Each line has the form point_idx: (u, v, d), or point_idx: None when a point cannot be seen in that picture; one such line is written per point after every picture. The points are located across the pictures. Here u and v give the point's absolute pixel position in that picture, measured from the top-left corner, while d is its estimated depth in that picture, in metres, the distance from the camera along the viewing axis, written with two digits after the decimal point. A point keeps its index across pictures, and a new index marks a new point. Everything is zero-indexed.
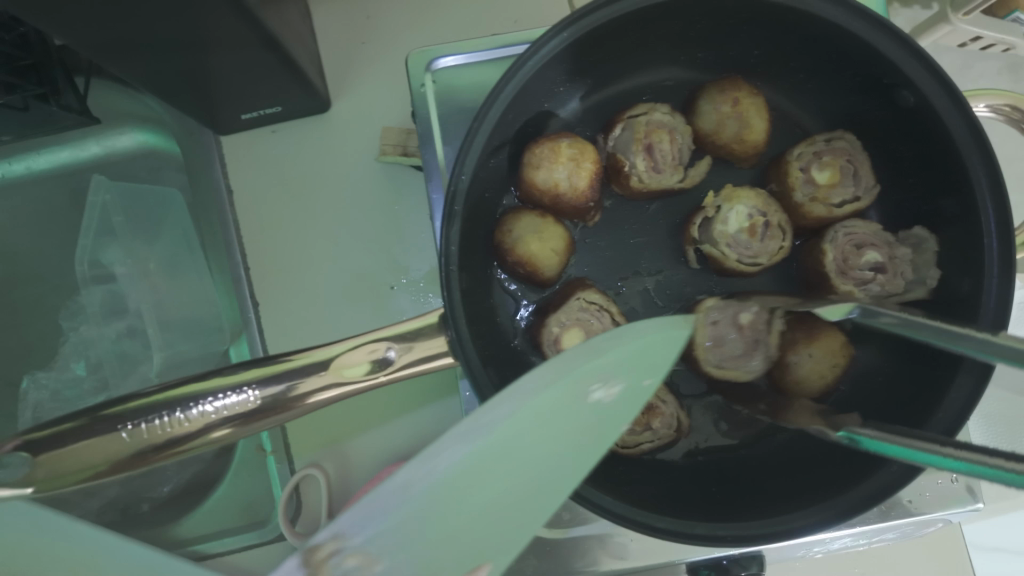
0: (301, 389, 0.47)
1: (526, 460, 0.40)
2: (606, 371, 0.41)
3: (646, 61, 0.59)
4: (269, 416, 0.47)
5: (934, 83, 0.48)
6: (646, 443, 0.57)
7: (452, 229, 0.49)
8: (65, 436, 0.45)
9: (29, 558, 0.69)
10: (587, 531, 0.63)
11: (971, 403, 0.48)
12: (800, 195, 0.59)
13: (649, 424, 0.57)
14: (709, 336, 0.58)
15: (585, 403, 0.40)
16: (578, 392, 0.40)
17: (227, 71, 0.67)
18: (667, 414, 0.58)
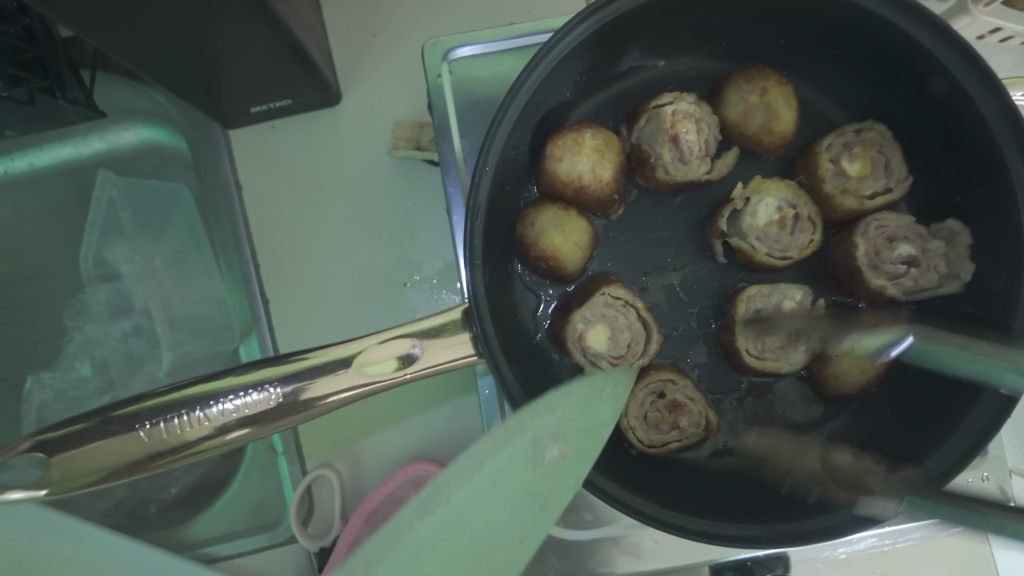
0: (322, 387, 0.46)
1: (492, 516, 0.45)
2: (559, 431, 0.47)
3: (669, 51, 0.57)
4: (290, 416, 0.45)
5: (969, 70, 0.46)
6: (673, 442, 0.57)
7: (476, 222, 0.48)
8: (80, 436, 0.44)
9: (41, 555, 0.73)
10: (608, 532, 0.62)
11: (1001, 410, 0.45)
12: (830, 186, 0.59)
13: (677, 423, 0.56)
14: (751, 326, 0.56)
15: (541, 463, 0.47)
16: (533, 455, 0.46)
17: (236, 64, 0.66)
18: (695, 412, 0.56)
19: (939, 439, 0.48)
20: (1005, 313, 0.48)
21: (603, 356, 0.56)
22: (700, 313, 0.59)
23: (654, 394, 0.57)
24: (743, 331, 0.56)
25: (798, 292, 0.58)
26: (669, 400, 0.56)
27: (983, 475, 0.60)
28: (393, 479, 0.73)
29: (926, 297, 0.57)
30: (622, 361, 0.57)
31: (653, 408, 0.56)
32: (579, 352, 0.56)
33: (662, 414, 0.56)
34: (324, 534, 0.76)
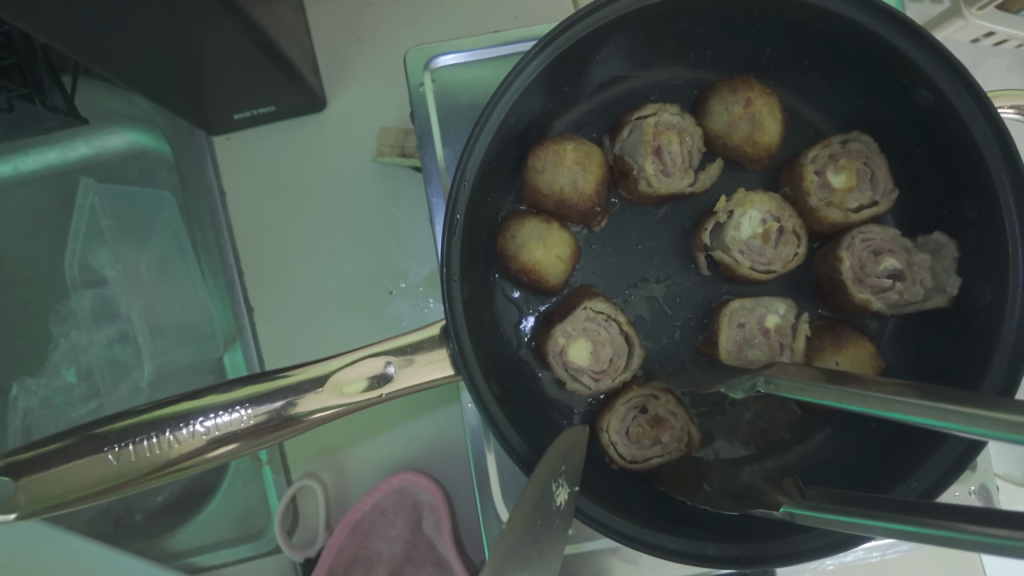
0: (298, 407, 0.45)
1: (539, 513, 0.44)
2: (564, 477, 0.46)
3: (652, 61, 0.56)
4: (263, 437, 0.44)
5: (954, 82, 0.46)
6: (655, 457, 0.55)
7: (453, 238, 0.47)
8: (48, 457, 0.43)
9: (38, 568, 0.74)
10: (598, 546, 0.61)
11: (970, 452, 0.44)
12: (815, 199, 0.58)
13: (659, 437, 0.55)
14: (735, 339, 0.56)
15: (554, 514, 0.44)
16: (550, 503, 0.44)
17: (217, 70, 0.65)
18: (677, 427, 0.56)
19: (921, 456, 0.47)
20: (991, 327, 0.48)
21: (584, 371, 0.56)
22: (685, 326, 0.58)
23: (636, 410, 0.56)
24: (726, 346, 0.55)
25: (782, 305, 0.58)
26: (651, 415, 0.55)
27: (970, 488, 0.59)
28: (377, 490, 0.74)
29: (913, 311, 0.56)
30: (604, 376, 0.57)
31: (635, 423, 0.55)
32: (560, 366, 0.56)
33: (643, 429, 0.55)
34: (308, 544, 0.76)
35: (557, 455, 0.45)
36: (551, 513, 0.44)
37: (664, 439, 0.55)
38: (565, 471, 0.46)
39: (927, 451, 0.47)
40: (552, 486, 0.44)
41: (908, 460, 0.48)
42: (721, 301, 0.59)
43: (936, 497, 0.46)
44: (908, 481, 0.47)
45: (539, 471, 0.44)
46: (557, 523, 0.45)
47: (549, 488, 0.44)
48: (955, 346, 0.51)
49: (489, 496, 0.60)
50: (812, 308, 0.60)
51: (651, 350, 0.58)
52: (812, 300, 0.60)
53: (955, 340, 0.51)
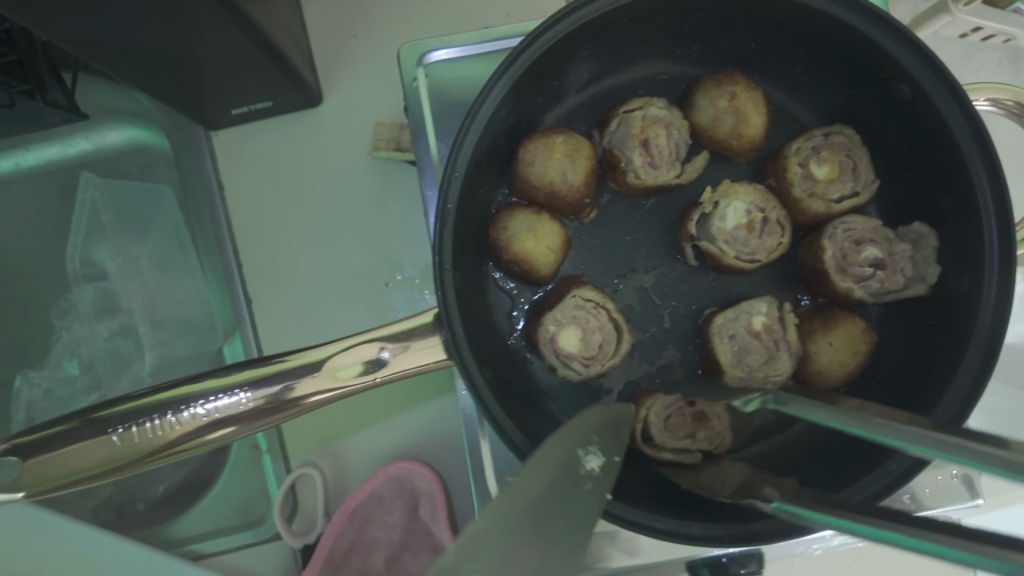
0: (294, 392, 0.46)
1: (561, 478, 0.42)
2: (596, 448, 0.46)
3: (639, 56, 0.58)
4: (257, 421, 0.46)
5: (931, 77, 0.47)
6: (667, 453, 0.56)
7: (445, 227, 0.48)
8: (53, 440, 0.44)
9: (43, 556, 0.76)
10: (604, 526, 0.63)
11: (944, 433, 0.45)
12: (798, 190, 0.59)
13: (693, 433, 0.57)
14: (732, 354, 0.57)
15: (585, 476, 0.44)
16: (577, 464, 0.44)
17: (214, 66, 0.66)
18: (714, 429, 0.57)
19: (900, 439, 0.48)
20: (967, 317, 0.49)
21: (574, 358, 0.57)
22: (673, 315, 0.59)
23: (684, 401, 0.57)
24: (726, 364, 0.57)
25: (763, 305, 0.58)
26: (697, 410, 0.56)
27: (952, 473, 0.61)
28: (374, 478, 0.76)
29: (892, 299, 0.57)
30: (594, 362, 0.57)
31: (679, 413, 0.56)
32: (551, 353, 0.57)
33: (685, 420, 0.56)
34: (307, 531, 0.78)
35: (586, 427, 0.47)
36: (581, 479, 0.43)
37: (699, 435, 0.57)
38: (597, 441, 0.47)
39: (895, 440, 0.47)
40: (582, 450, 0.45)
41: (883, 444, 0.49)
42: (727, 304, 0.59)
43: (909, 482, 0.46)
44: (888, 463, 0.47)
45: (567, 433, 0.45)
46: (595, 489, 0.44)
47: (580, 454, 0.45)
48: (936, 334, 0.52)
49: (484, 482, 0.62)
50: (795, 297, 0.61)
51: (640, 339, 0.59)
52: (796, 290, 0.61)
53: (933, 328, 0.53)
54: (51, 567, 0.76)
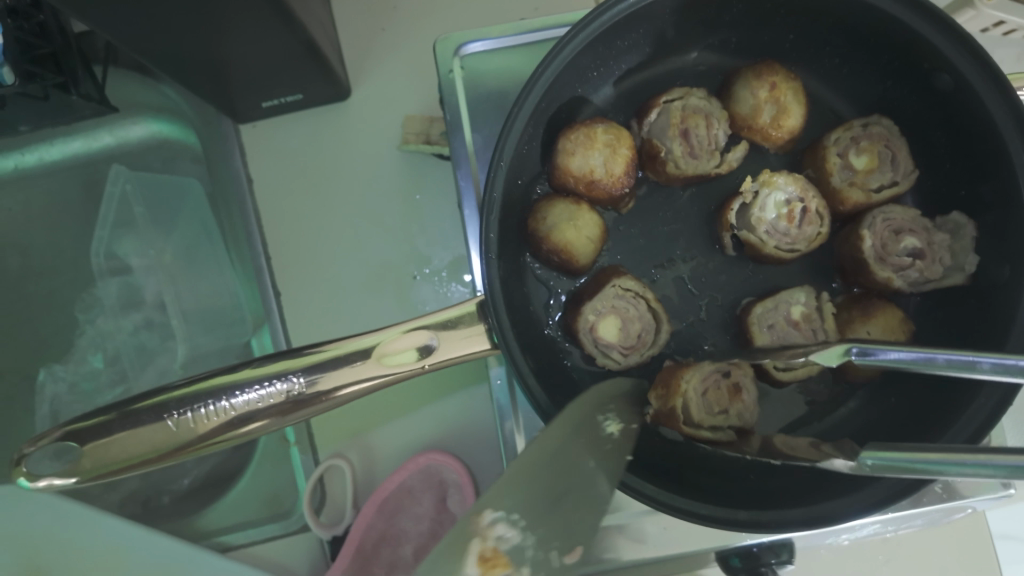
0: (318, 385, 0.46)
1: (579, 437, 0.45)
2: (614, 412, 0.50)
3: (679, 45, 0.58)
4: (288, 415, 0.45)
5: (974, 66, 0.47)
6: (706, 431, 0.56)
7: (491, 215, 0.49)
8: (108, 426, 0.44)
9: (73, 547, 0.76)
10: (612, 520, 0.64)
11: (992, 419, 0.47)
12: (837, 180, 0.59)
13: (726, 408, 0.57)
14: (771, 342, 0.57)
15: (605, 437, 0.47)
16: (598, 426, 0.47)
17: (250, 59, 0.67)
18: (746, 404, 0.58)
19: (943, 428, 0.50)
20: (1009, 306, 0.50)
21: (614, 347, 0.57)
22: (710, 306, 0.60)
23: (720, 373, 0.57)
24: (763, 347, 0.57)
25: (802, 294, 0.58)
26: (730, 383, 0.58)
27: None
28: (404, 469, 0.76)
29: (932, 289, 0.57)
30: (633, 351, 0.58)
31: (716, 385, 0.57)
32: (590, 343, 0.57)
33: (721, 392, 0.57)
34: (337, 523, 0.78)
35: (603, 395, 0.50)
36: (601, 442, 0.47)
37: (732, 410, 0.58)
38: (613, 408, 0.50)
39: (948, 420, 0.49)
40: (603, 416, 0.48)
41: (937, 425, 0.51)
42: (766, 293, 0.59)
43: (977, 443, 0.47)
44: None
45: (588, 400, 0.48)
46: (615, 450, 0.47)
47: (600, 419, 0.48)
48: (975, 325, 0.53)
49: None
50: (829, 286, 0.61)
51: (678, 329, 0.59)
52: (830, 280, 0.61)
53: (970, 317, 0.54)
54: (81, 558, 0.76)
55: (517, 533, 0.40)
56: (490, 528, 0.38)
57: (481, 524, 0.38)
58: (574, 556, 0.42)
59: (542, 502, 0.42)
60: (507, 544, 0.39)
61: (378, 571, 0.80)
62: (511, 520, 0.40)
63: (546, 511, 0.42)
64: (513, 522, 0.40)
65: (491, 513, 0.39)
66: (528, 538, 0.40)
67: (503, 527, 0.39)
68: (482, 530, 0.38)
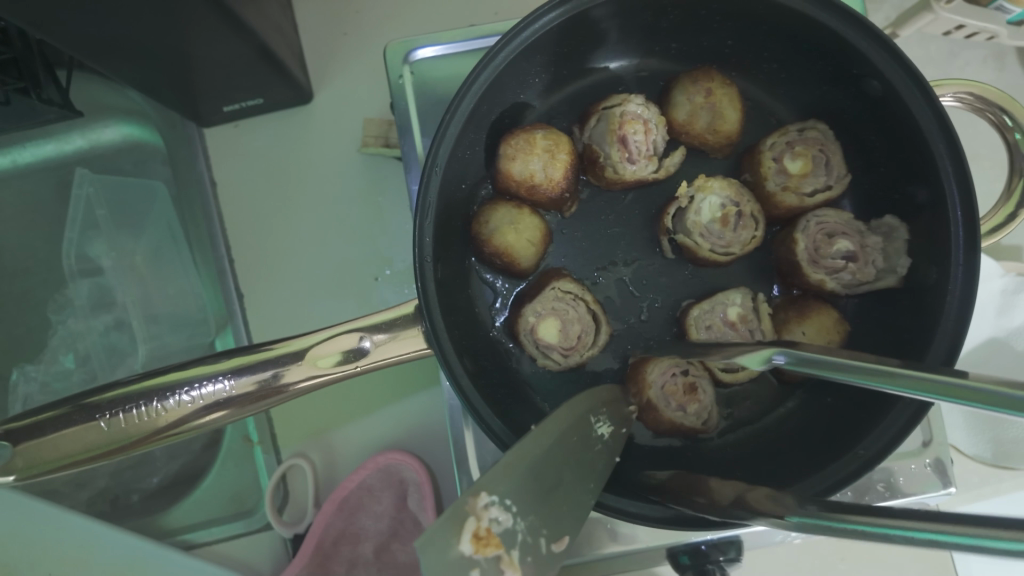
0: (278, 380, 0.48)
1: (572, 435, 0.46)
2: (605, 416, 0.51)
3: (616, 54, 0.59)
4: (243, 408, 0.47)
5: (900, 73, 0.48)
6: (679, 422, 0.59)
7: (426, 220, 0.49)
8: (43, 426, 0.46)
9: (37, 546, 0.77)
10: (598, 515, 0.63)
11: (916, 415, 0.47)
12: (771, 184, 0.60)
13: (684, 406, 0.59)
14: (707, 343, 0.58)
15: (596, 439, 0.49)
16: (592, 430, 0.48)
17: (203, 66, 0.68)
18: (702, 404, 0.60)
19: (870, 425, 0.50)
20: (934, 308, 0.51)
21: (554, 349, 0.58)
22: (651, 307, 0.61)
23: (677, 371, 0.59)
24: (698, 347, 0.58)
25: (738, 296, 0.60)
26: (687, 380, 0.59)
27: (925, 461, 0.62)
28: (364, 468, 0.77)
29: (865, 291, 0.59)
30: (573, 352, 0.59)
31: (672, 381, 0.58)
32: (531, 344, 0.58)
33: (678, 388, 0.58)
34: (299, 520, 0.79)
35: (599, 398, 0.51)
36: (590, 442, 0.48)
37: (689, 409, 0.59)
38: (606, 412, 0.51)
39: (879, 414, 0.50)
40: (595, 419, 0.49)
41: (872, 416, 0.51)
42: (705, 295, 0.61)
43: (912, 433, 0.47)
44: (856, 448, 0.49)
45: (583, 401, 0.49)
46: (603, 450, 0.49)
47: (592, 420, 0.49)
48: (907, 325, 0.54)
49: (466, 470, 0.62)
50: (769, 289, 0.62)
51: (619, 330, 0.61)
52: (769, 281, 0.63)
53: (905, 316, 0.54)
54: (45, 556, 0.77)
55: (508, 517, 0.40)
56: (486, 510, 0.38)
57: (477, 505, 0.38)
58: (560, 545, 0.44)
59: (536, 493, 0.43)
60: (500, 527, 0.39)
61: (338, 568, 0.81)
62: (505, 505, 0.40)
63: (538, 501, 0.43)
64: (506, 507, 0.40)
65: (486, 496, 0.39)
66: (518, 523, 0.41)
67: (496, 511, 0.39)
68: (478, 512, 0.38)
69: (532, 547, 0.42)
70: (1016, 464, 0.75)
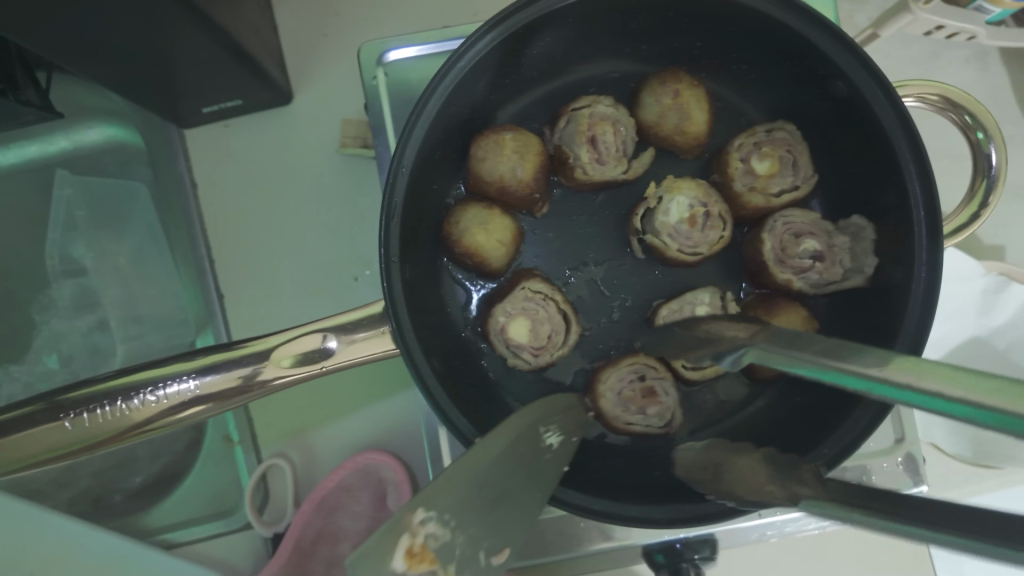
0: (242, 379, 0.48)
1: (518, 449, 0.45)
2: (556, 425, 0.50)
3: (585, 55, 0.59)
4: (207, 408, 0.47)
5: (863, 74, 0.49)
6: (637, 425, 0.60)
7: (392, 221, 0.49)
8: (9, 425, 0.46)
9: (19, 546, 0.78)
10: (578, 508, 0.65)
11: (874, 423, 0.48)
12: (739, 185, 0.61)
13: (644, 408, 0.60)
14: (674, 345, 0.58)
15: (546, 450, 0.48)
16: (542, 441, 0.48)
17: (176, 68, 0.68)
18: (665, 405, 0.60)
19: (833, 427, 0.50)
20: (898, 308, 0.51)
21: (524, 348, 0.58)
22: (623, 307, 0.61)
23: (634, 375, 0.60)
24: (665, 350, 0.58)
25: (706, 296, 0.59)
26: (646, 385, 0.60)
27: (897, 460, 0.62)
28: (343, 467, 0.77)
29: (833, 290, 0.59)
30: (543, 351, 0.59)
31: (629, 388, 0.59)
32: (501, 344, 0.58)
33: (635, 395, 0.59)
34: (278, 520, 0.80)
35: (550, 408, 0.50)
36: (538, 453, 0.47)
37: (649, 411, 0.60)
38: (557, 421, 0.50)
39: (841, 416, 0.50)
40: (546, 429, 0.48)
41: (841, 409, 0.51)
42: (670, 296, 0.61)
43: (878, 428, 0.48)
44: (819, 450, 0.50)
45: (534, 412, 0.47)
46: (550, 461, 0.48)
47: (543, 430, 0.48)
48: (872, 323, 0.54)
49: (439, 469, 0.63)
50: (737, 286, 0.63)
51: (590, 329, 0.61)
52: (737, 279, 0.63)
53: (870, 318, 0.55)
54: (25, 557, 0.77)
55: (445, 533, 0.38)
56: (421, 527, 0.36)
57: (413, 520, 0.36)
58: (498, 557, 0.43)
59: (479, 506, 0.41)
60: (435, 543, 0.37)
61: (317, 567, 0.81)
62: (442, 520, 0.37)
63: (481, 514, 0.41)
64: (444, 522, 0.38)
65: (423, 512, 0.36)
66: (457, 537, 0.39)
67: (432, 527, 0.37)
68: (414, 528, 0.35)
69: (470, 560, 0.40)
70: (998, 464, 0.74)
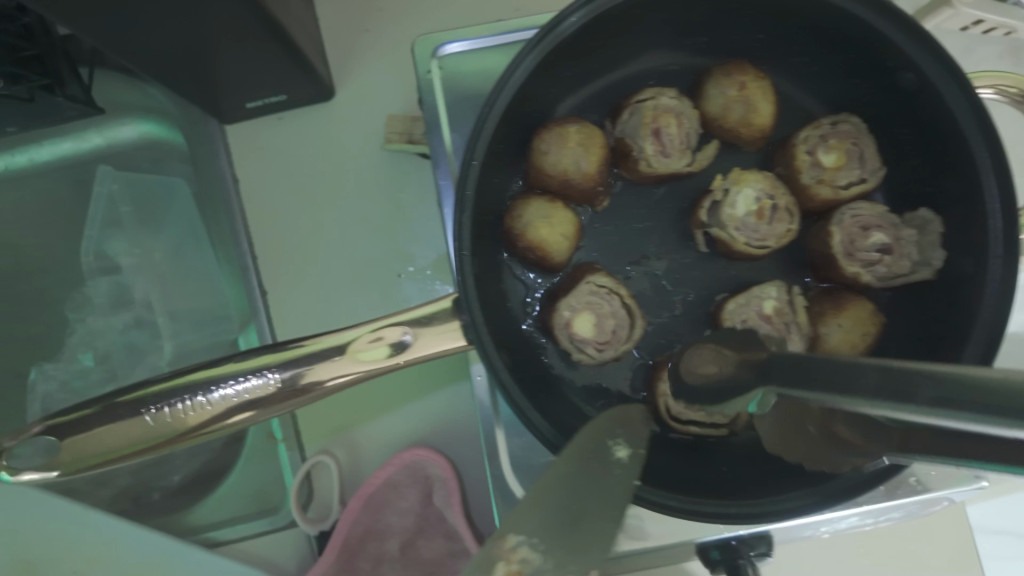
0: (320, 373, 0.47)
1: (579, 468, 0.47)
2: (624, 437, 0.50)
3: (647, 47, 0.59)
4: (285, 402, 0.47)
5: (937, 65, 0.48)
6: (695, 427, 0.58)
7: (464, 215, 0.49)
8: (87, 420, 0.45)
9: (64, 543, 0.78)
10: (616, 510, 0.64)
11: None
12: (807, 177, 0.60)
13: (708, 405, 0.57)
14: None
15: (615, 462, 0.48)
16: (608, 453, 0.48)
17: (228, 61, 0.67)
18: None
19: None
20: (971, 301, 0.50)
21: (588, 343, 0.58)
22: (684, 301, 0.61)
23: None
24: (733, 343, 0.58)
25: (774, 289, 0.59)
26: None
27: None
28: (390, 464, 0.77)
29: (900, 284, 0.58)
30: (608, 347, 0.58)
31: None
32: (566, 338, 0.58)
33: None
34: (324, 517, 0.79)
35: (610, 419, 0.50)
36: (609, 464, 0.47)
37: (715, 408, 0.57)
38: (623, 432, 0.50)
39: None
40: (610, 441, 0.49)
41: None
42: (739, 289, 0.61)
43: None
44: None
45: (592, 426, 0.49)
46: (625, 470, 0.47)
47: (608, 443, 0.49)
48: (943, 316, 0.53)
49: (499, 466, 0.62)
50: (801, 279, 0.63)
51: (653, 323, 0.61)
52: (800, 272, 0.63)
53: (938, 312, 0.54)
54: (71, 554, 0.77)
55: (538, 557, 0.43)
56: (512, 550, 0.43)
57: (506, 546, 0.43)
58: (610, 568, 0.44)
59: (560, 528, 0.45)
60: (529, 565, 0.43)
61: (362, 565, 0.81)
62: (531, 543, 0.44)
63: (567, 537, 0.45)
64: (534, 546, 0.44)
65: (513, 538, 0.44)
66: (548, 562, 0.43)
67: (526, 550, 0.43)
68: (507, 553, 0.43)
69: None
70: None
